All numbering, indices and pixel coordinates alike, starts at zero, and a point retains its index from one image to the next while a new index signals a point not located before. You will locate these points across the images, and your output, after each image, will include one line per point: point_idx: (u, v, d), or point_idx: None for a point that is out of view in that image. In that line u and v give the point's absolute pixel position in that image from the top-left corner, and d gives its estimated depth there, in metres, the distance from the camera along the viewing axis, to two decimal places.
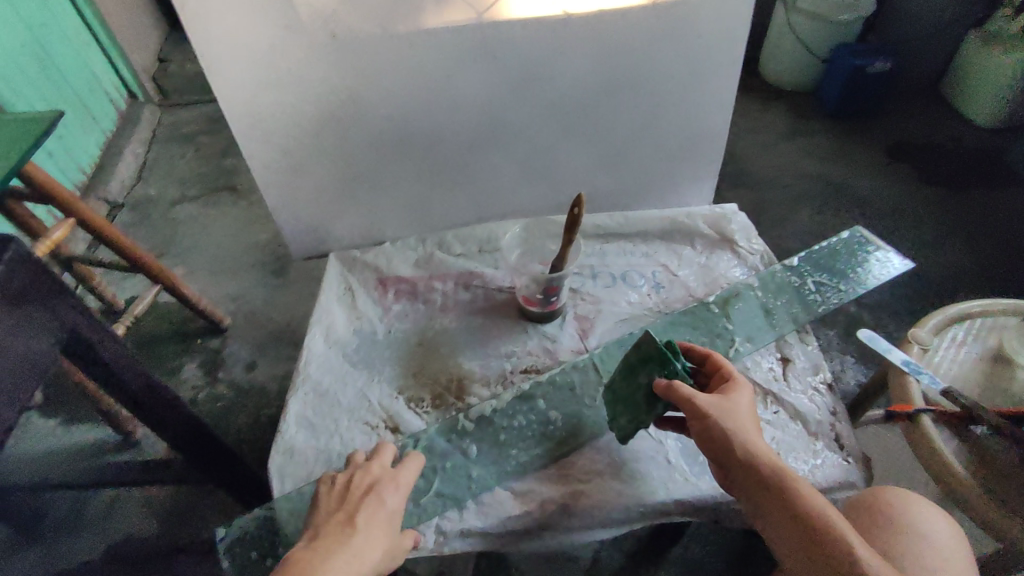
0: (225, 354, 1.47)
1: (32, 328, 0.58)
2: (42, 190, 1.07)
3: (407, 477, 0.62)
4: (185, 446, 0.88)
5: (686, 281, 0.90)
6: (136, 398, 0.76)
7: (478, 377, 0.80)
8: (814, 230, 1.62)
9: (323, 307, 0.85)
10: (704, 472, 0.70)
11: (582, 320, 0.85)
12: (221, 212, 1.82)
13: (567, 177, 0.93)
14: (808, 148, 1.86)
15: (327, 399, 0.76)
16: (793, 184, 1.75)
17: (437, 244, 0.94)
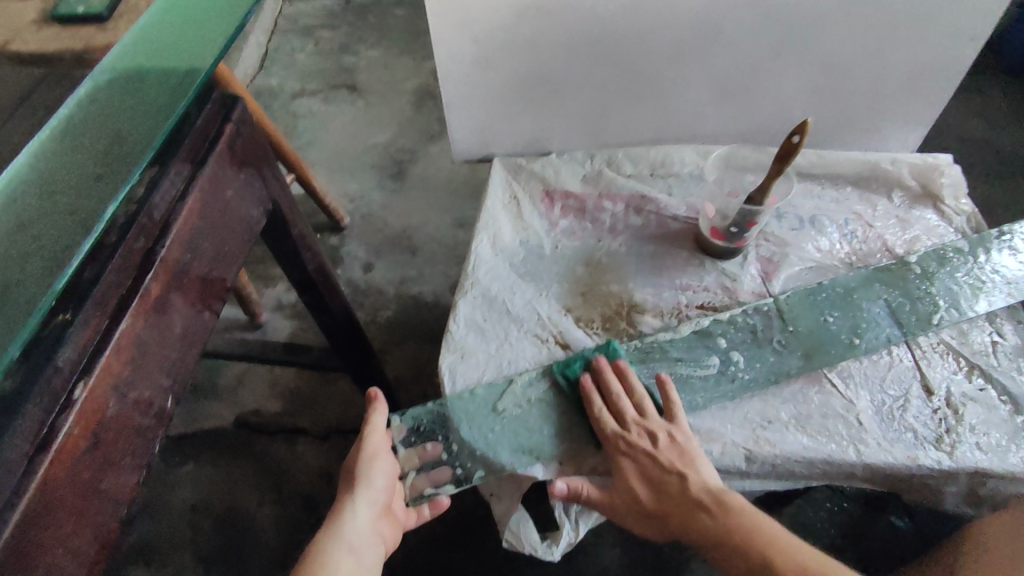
0: (343, 253, 1.48)
1: (252, 192, 0.57)
2: None
3: (376, 430, 0.65)
4: (336, 332, 0.89)
5: (883, 234, 0.81)
6: (309, 279, 0.76)
7: (650, 307, 0.76)
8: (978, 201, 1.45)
9: (490, 212, 0.82)
10: (898, 439, 0.64)
11: (765, 262, 0.78)
12: (339, 109, 1.79)
13: (763, 101, 0.84)
14: (980, 109, 1.65)
15: (496, 307, 0.74)
16: (958, 148, 1.57)
17: (607, 161, 0.88)
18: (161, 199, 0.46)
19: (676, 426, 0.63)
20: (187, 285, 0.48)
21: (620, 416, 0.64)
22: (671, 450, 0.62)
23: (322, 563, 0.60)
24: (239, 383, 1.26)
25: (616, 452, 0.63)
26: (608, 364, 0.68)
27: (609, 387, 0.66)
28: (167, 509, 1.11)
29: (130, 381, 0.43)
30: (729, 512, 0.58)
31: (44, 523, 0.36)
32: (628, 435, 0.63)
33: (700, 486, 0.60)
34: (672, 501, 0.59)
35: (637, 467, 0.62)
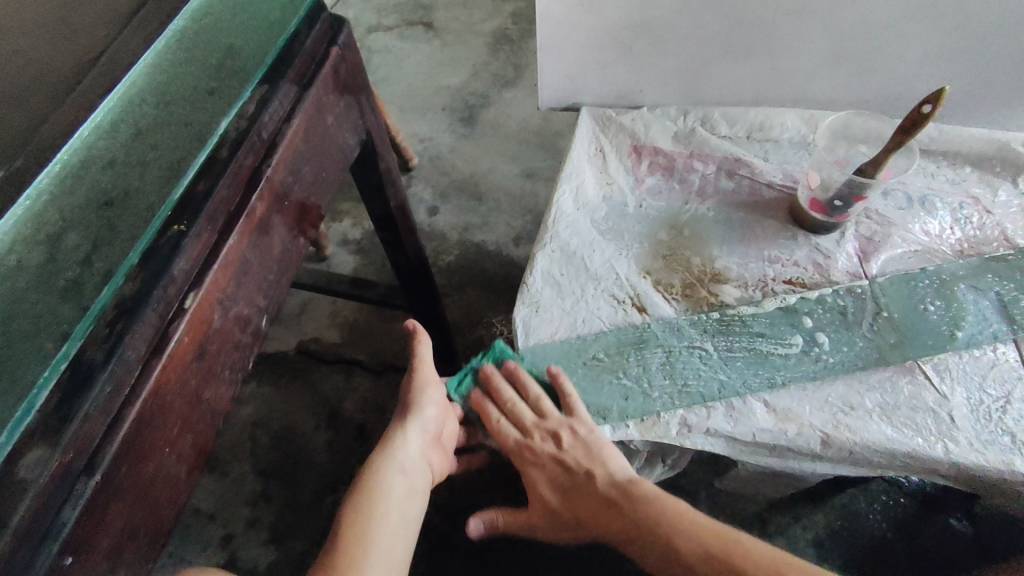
0: (409, 194, 1.48)
1: (349, 121, 0.57)
2: None
3: (424, 359, 0.68)
4: (405, 270, 0.89)
5: (1002, 222, 0.74)
6: (389, 216, 0.76)
7: (733, 277, 0.72)
8: None
9: (574, 164, 0.80)
10: (992, 442, 0.59)
11: (863, 241, 0.73)
12: (414, 47, 1.76)
13: (885, 66, 0.78)
14: None
15: (574, 263, 0.72)
16: None
17: (702, 120, 0.83)
18: (270, 117, 0.46)
19: (575, 418, 0.64)
20: (287, 209, 0.49)
21: (517, 423, 0.66)
22: (579, 447, 0.63)
23: (375, 481, 0.61)
24: (303, 312, 1.30)
25: (522, 463, 0.66)
26: (496, 371, 0.67)
27: (501, 395, 0.66)
28: (231, 422, 1.17)
29: (233, 296, 0.43)
30: (636, 505, 0.59)
31: (156, 422, 0.37)
32: (530, 442, 0.65)
33: (608, 481, 0.62)
34: (580, 501, 0.63)
35: (548, 476, 0.65)
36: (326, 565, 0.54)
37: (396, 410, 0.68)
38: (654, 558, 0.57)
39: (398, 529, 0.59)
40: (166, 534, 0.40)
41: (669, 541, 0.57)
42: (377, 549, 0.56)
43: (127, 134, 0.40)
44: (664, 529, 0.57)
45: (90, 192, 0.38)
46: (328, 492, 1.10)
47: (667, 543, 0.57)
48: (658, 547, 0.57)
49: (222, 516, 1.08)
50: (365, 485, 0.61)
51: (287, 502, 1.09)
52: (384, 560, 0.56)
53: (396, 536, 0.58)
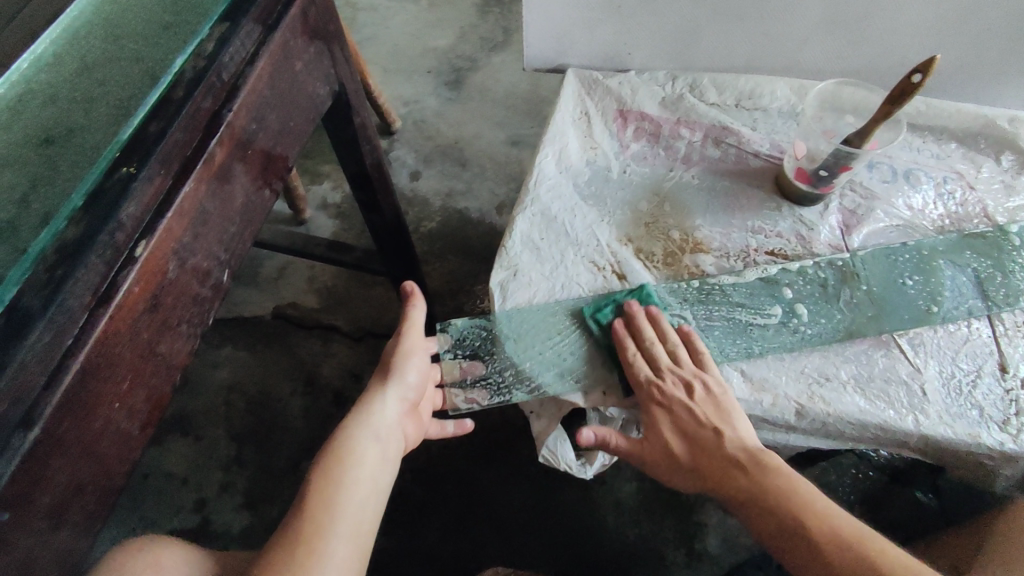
0: (392, 158, 1.44)
1: (320, 68, 0.54)
2: None
3: (412, 326, 0.67)
4: (382, 232, 0.87)
5: (984, 198, 0.73)
6: (365, 174, 0.73)
7: (715, 247, 0.71)
8: None
9: (559, 126, 0.77)
10: (962, 415, 0.60)
11: (847, 214, 0.73)
12: (401, 7, 1.70)
13: (879, 34, 0.76)
14: None
15: (555, 228, 0.70)
16: None
17: (690, 85, 0.81)
18: (230, 58, 0.43)
19: (706, 374, 0.61)
20: (250, 158, 0.46)
21: (653, 363, 0.61)
22: (706, 402, 0.59)
23: (349, 444, 0.59)
24: (280, 276, 1.27)
25: (651, 403, 0.59)
26: (640, 308, 0.64)
27: (643, 334, 0.63)
28: (204, 386, 1.15)
29: (191, 247, 0.41)
30: (767, 471, 0.53)
31: (103, 375, 0.36)
32: (658, 382, 0.60)
33: (737, 444, 0.56)
34: (709, 457, 0.56)
35: (675, 423, 0.58)
36: (293, 524, 0.52)
37: (376, 373, 0.66)
38: (787, 534, 0.51)
39: (370, 493, 0.57)
40: (117, 491, 0.39)
41: (808, 526, 0.50)
42: (347, 512, 0.54)
43: (68, 69, 0.40)
44: (794, 509, 0.51)
45: (29, 130, 0.38)
46: (303, 456, 1.09)
47: (810, 535, 0.49)
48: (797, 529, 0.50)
49: (194, 479, 1.07)
50: (339, 447, 0.59)
51: (262, 467, 1.08)
52: (352, 521, 0.54)
53: (367, 500, 0.56)
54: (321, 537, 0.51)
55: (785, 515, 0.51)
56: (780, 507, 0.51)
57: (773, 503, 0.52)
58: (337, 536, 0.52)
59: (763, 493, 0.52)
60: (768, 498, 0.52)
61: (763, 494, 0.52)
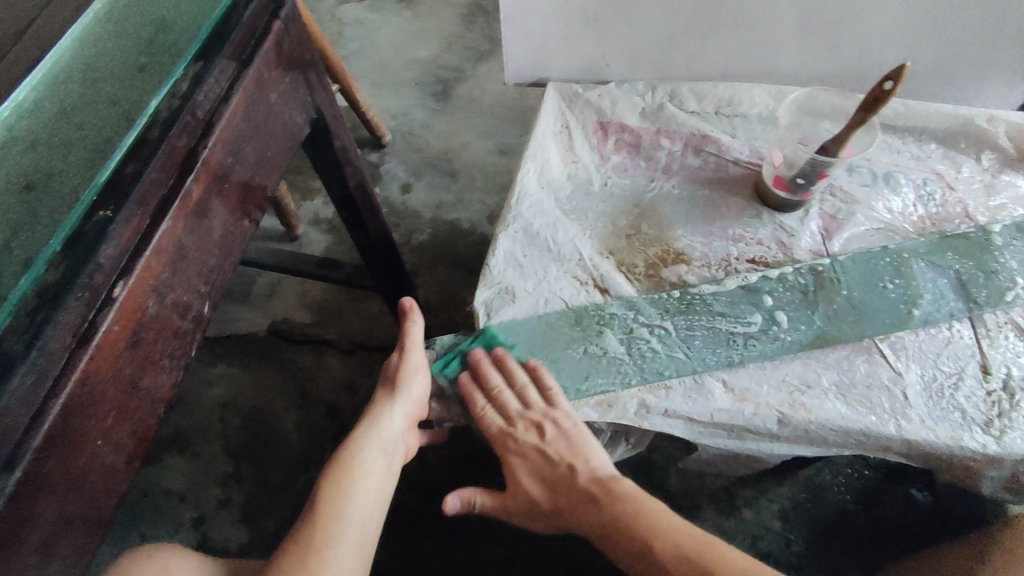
0: (382, 171, 1.46)
1: (296, 97, 0.55)
2: None
3: (416, 342, 0.66)
4: (369, 250, 0.88)
5: (964, 199, 0.74)
6: (349, 195, 0.74)
7: (696, 256, 0.72)
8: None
9: (540, 140, 0.78)
10: (944, 418, 0.60)
11: (827, 219, 0.73)
12: (386, 19, 1.70)
13: (854, 38, 0.76)
14: None
15: (538, 243, 0.71)
16: None
17: (670, 95, 0.82)
18: (205, 96, 0.44)
19: (558, 411, 0.62)
20: (227, 191, 0.47)
21: (501, 410, 0.63)
22: (560, 441, 0.61)
23: (358, 462, 0.59)
24: (273, 292, 1.28)
25: (505, 451, 0.63)
26: (485, 356, 0.64)
27: (489, 381, 0.64)
28: (202, 404, 1.16)
29: (170, 283, 0.42)
30: (617, 501, 0.57)
31: (88, 413, 0.37)
32: (512, 432, 0.63)
33: (588, 475, 0.59)
34: (567, 496, 0.59)
35: (529, 468, 0.61)
36: (304, 542, 0.53)
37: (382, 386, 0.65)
38: (636, 554, 0.54)
39: (372, 512, 0.58)
40: (104, 524, 0.40)
41: (646, 541, 0.54)
42: (353, 533, 0.55)
43: (47, 115, 0.41)
44: (645, 529, 0.54)
45: (10, 176, 0.39)
46: (301, 471, 1.10)
47: (655, 557, 0.53)
48: (635, 546, 0.54)
49: (192, 497, 1.08)
50: (347, 464, 0.59)
51: (259, 482, 1.09)
52: (353, 541, 0.54)
53: (370, 520, 0.57)
54: (324, 556, 0.52)
55: (629, 538, 0.55)
56: (625, 529, 0.55)
57: (615, 526, 0.56)
58: (342, 556, 0.53)
59: (609, 517, 0.56)
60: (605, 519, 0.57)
61: (599, 515, 0.57)
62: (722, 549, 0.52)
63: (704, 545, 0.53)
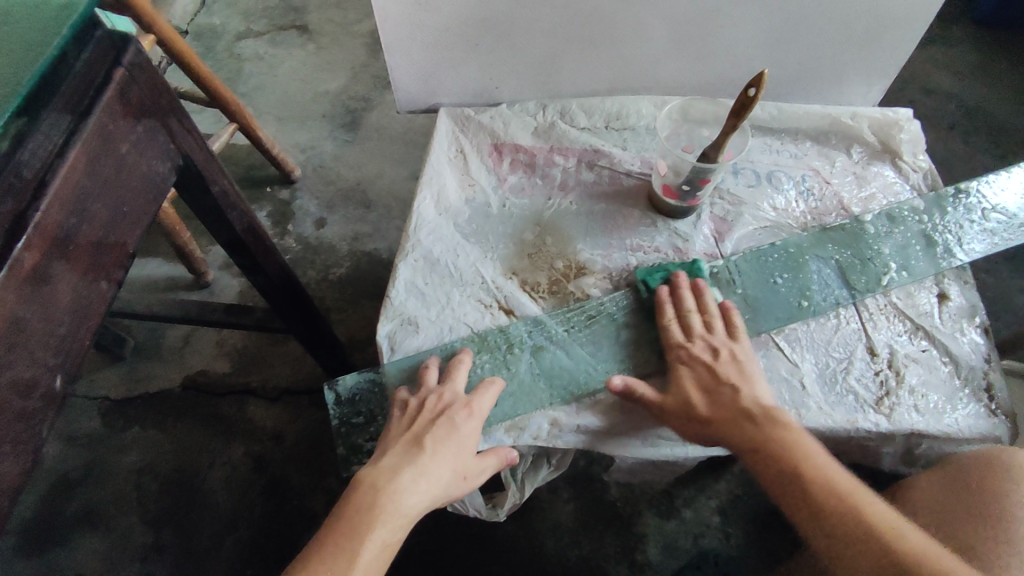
0: (294, 208, 1.41)
1: (156, 145, 0.52)
2: (135, 16, 0.94)
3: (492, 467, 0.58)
4: (273, 293, 0.84)
5: (839, 191, 0.78)
6: (238, 240, 0.71)
7: (598, 269, 0.73)
8: (958, 152, 1.36)
9: (434, 167, 0.77)
10: (839, 403, 0.63)
11: (718, 221, 0.76)
12: (288, 53, 1.67)
13: (724, 49, 0.80)
14: (970, 41, 1.54)
15: (439, 271, 0.70)
16: (950, 89, 1.46)
17: (560, 113, 0.83)
18: (33, 153, 0.41)
19: (738, 343, 0.63)
20: (74, 253, 0.44)
21: (682, 328, 0.65)
22: (731, 365, 0.61)
23: (379, 551, 0.49)
24: (185, 344, 1.21)
25: (676, 364, 0.63)
26: (685, 279, 0.68)
27: (682, 303, 0.67)
28: (112, 474, 1.07)
29: (5, 360, 0.39)
30: (778, 425, 0.56)
31: None
32: (688, 346, 0.63)
33: (753, 399, 0.58)
34: (725, 409, 0.58)
35: (697, 380, 0.61)
36: None
37: (459, 482, 0.55)
38: (781, 475, 0.53)
39: None
40: None
41: (798, 469, 0.53)
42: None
43: None
44: (798, 458, 0.54)
45: None
46: (228, 531, 1.04)
47: (803, 482, 0.52)
48: (780, 466, 0.54)
49: None
50: (386, 546, 0.50)
51: (183, 550, 1.02)
52: None
53: None
54: None
55: (779, 458, 0.54)
56: (775, 451, 0.54)
57: (766, 443, 0.55)
58: None
59: (769, 433, 0.55)
60: (758, 434, 0.56)
61: (758, 431, 0.56)
62: (867, 495, 0.52)
63: (844, 488, 0.52)
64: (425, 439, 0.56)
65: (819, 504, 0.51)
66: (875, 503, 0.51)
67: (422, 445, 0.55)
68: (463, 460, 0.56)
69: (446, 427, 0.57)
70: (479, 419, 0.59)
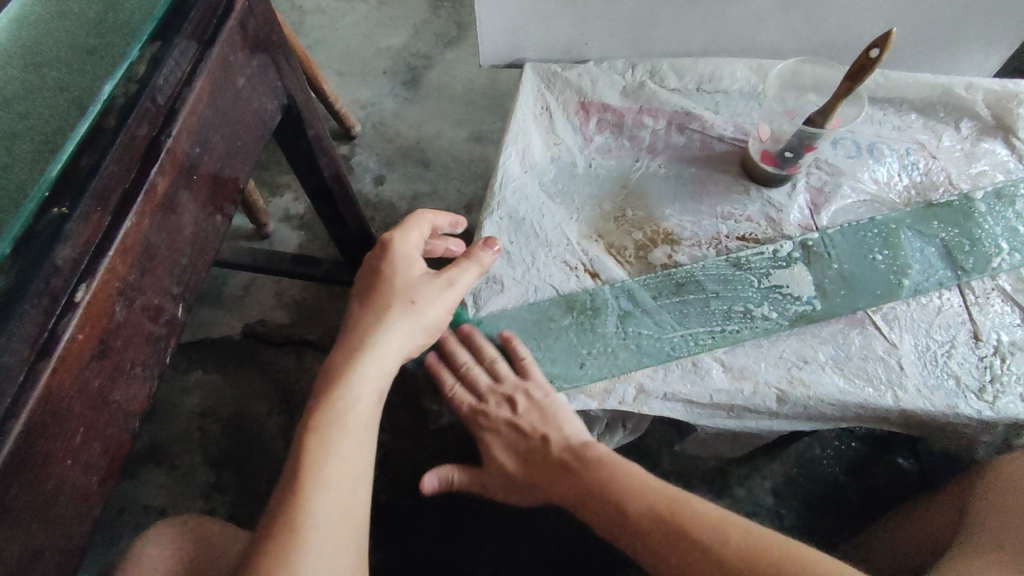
0: (353, 163, 1.41)
1: (266, 83, 0.51)
2: None
3: (452, 286, 0.60)
4: (347, 243, 0.84)
5: (947, 167, 0.74)
6: (324, 186, 0.71)
7: (687, 236, 0.71)
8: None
9: (520, 123, 0.76)
10: (939, 387, 0.60)
11: (815, 193, 0.73)
12: (350, 6, 1.65)
13: (834, 9, 0.75)
14: None
15: (525, 229, 0.69)
16: None
17: (650, 72, 0.80)
18: (166, 80, 0.40)
19: (530, 383, 0.60)
20: (196, 183, 0.44)
21: (472, 386, 0.62)
22: (532, 413, 0.59)
23: (361, 409, 0.53)
24: (245, 293, 1.23)
25: (477, 430, 0.61)
26: (451, 334, 0.63)
27: (456, 359, 0.62)
28: (175, 413, 1.11)
29: (139, 285, 0.39)
30: (587, 467, 0.55)
31: (53, 433, 0.34)
32: (484, 409, 0.61)
33: (562, 445, 0.57)
34: (535, 467, 0.57)
35: (503, 442, 0.60)
36: (288, 509, 0.47)
37: (405, 306, 0.58)
38: (606, 518, 0.52)
39: (360, 455, 0.52)
40: (79, 551, 0.38)
41: (618, 507, 0.51)
42: (357, 494, 0.51)
43: None
44: (612, 495, 0.52)
45: None
46: None
47: (621, 517, 0.51)
48: (604, 509, 0.52)
49: (174, 510, 1.03)
50: (350, 399, 0.53)
51: (242, 490, 1.05)
52: (331, 497, 0.49)
53: (361, 471, 0.52)
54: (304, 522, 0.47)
55: (598, 504, 0.53)
56: (598, 500, 0.53)
57: (585, 488, 0.54)
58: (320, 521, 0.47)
59: (581, 481, 0.54)
60: (568, 485, 0.55)
61: (564, 478, 0.55)
62: (692, 508, 0.49)
63: (668, 512, 0.49)
64: (362, 302, 0.59)
65: (640, 539, 0.49)
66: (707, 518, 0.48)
67: (354, 310, 0.59)
68: (407, 290, 0.59)
69: (370, 284, 0.60)
70: (405, 252, 0.61)
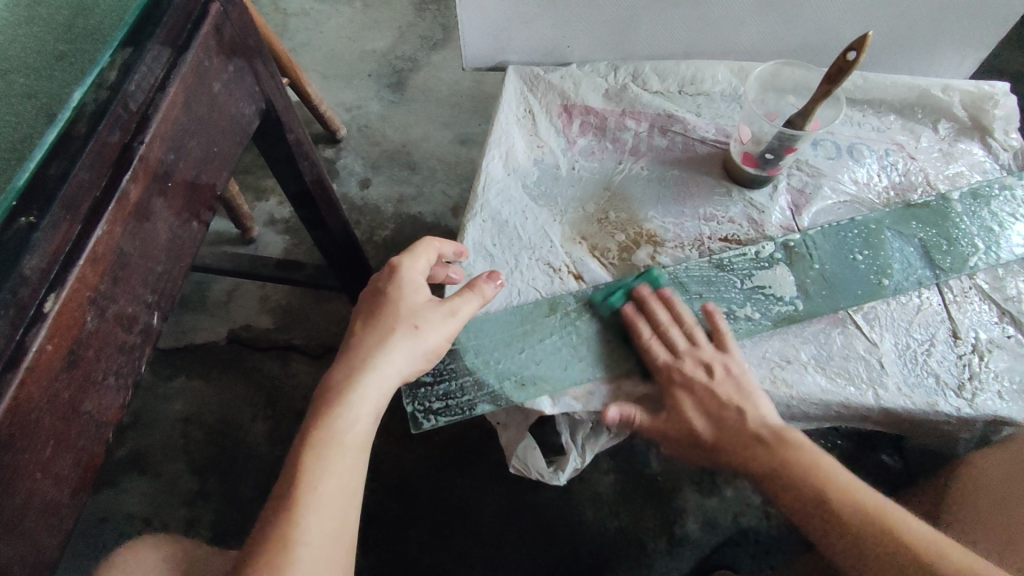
0: (339, 167, 1.40)
1: (243, 87, 0.51)
2: None
3: (456, 313, 0.58)
4: (330, 248, 0.83)
5: (925, 167, 0.75)
6: (305, 191, 0.70)
7: (670, 237, 0.71)
8: None
9: (503, 126, 0.76)
10: (919, 385, 0.61)
11: (796, 194, 0.73)
12: (334, 9, 1.64)
13: (813, 11, 0.76)
14: None
15: (508, 232, 0.69)
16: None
17: (632, 75, 0.80)
18: (138, 86, 0.40)
19: (728, 356, 0.61)
20: (171, 189, 0.43)
21: (666, 343, 0.61)
22: (728, 381, 0.59)
23: (357, 433, 0.52)
24: (230, 299, 1.22)
25: (667, 386, 0.59)
26: (650, 292, 0.64)
27: (655, 317, 0.63)
28: (159, 420, 1.10)
29: (111, 294, 0.39)
30: (794, 449, 0.55)
31: (21, 446, 0.33)
32: (678, 366, 0.60)
33: (759, 420, 0.57)
34: (730, 436, 0.57)
35: (692, 398, 0.59)
36: (272, 533, 0.47)
37: (407, 331, 0.56)
38: (808, 498, 0.53)
39: (352, 480, 0.51)
40: (51, 567, 0.37)
41: (819, 493, 0.52)
42: (346, 519, 0.50)
43: None
44: (819, 483, 0.53)
45: None
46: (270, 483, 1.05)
47: (831, 509, 0.51)
48: (810, 494, 0.53)
49: (157, 519, 1.02)
50: (345, 422, 0.52)
51: (228, 497, 1.04)
52: (318, 524, 0.48)
53: (350, 496, 0.51)
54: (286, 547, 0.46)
55: (801, 485, 0.53)
56: (803, 479, 0.53)
57: (790, 467, 0.54)
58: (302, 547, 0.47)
59: (785, 461, 0.54)
60: (761, 461, 0.55)
61: (772, 453, 0.55)
62: (891, 506, 0.51)
63: (875, 507, 0.51)
64: (366, 322, 0.58)
65: (845, 531, 0.50)
66: (891, 507, 0.51)
67: (354, 329, 0.58)
68: (412, 315, 0.57)
69: (375, 304, 0.59)
70: (412, 275, 0.60)
